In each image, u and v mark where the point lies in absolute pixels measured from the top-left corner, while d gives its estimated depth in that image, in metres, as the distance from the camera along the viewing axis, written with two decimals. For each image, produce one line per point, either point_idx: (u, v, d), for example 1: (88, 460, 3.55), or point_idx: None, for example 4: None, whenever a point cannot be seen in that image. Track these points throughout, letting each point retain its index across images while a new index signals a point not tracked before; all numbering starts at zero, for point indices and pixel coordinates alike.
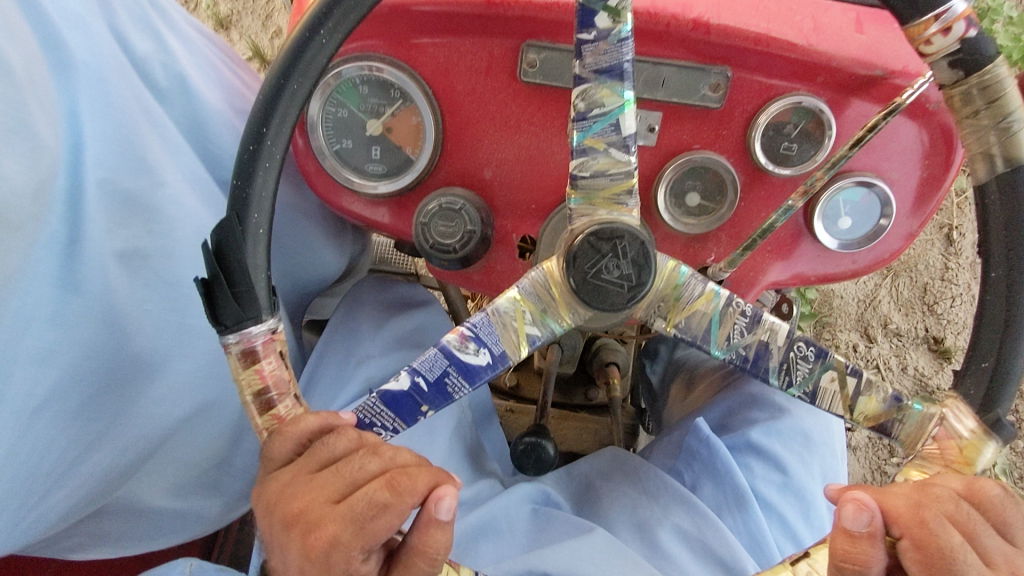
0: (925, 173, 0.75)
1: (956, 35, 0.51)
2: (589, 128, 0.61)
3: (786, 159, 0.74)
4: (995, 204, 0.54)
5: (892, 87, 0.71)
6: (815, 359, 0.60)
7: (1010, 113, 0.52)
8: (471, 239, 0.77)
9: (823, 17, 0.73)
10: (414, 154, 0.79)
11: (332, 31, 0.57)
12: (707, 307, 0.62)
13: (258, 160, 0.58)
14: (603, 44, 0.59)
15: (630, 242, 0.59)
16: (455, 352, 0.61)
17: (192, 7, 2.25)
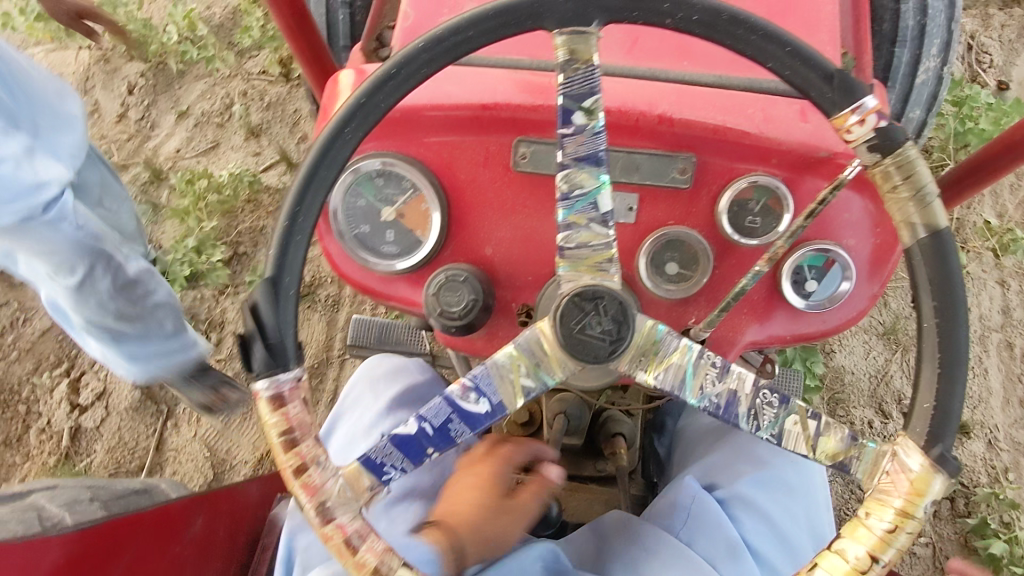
0: (879, 241, 0.85)
1: (870, 126, 0.63)
2: (572, 206, 0.71)
3: (751, 232, 0.83)
4: (920, 264, 0.62)
5: (836, 164, 0.81)
6: (779, 405, 0.66)
7: (925, 185, 0.62)
8: (473, 307, 0.86)
9: (772, 110, 0.84)
10: (423, 236, 0.89)
11: (355, 130, 0.70)
12: (682, 360, 0.69)
13: (292, 234, 0.68)
14: (581, 135, 0.70)
15: (609, 301, 0.69)
16: (457, 401, 0.70)
17: (227, 119, 2.47)
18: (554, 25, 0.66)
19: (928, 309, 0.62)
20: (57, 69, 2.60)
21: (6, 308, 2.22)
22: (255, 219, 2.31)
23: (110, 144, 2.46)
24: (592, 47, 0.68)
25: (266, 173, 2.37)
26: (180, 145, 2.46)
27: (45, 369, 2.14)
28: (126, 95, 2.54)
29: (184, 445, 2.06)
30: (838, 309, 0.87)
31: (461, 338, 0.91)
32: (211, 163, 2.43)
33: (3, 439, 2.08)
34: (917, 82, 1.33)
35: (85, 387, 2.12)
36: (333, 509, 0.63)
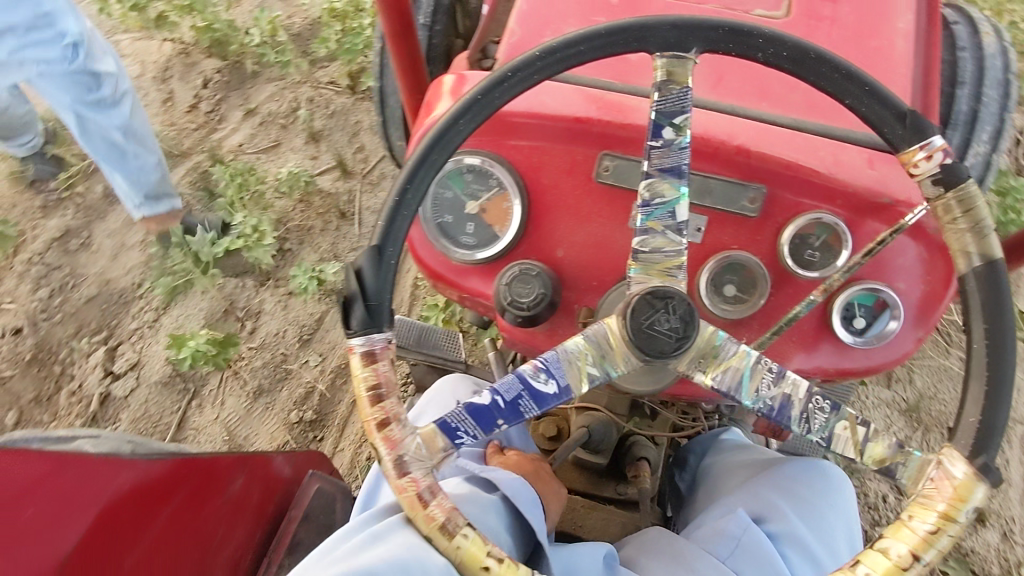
0: (928, 289, 0.90)
1: (936, 161, 0.70)
2: (651, 213, 0.78)
3: (810, 264, 0.89)
4: (973, 291, 0.68)
5: (896, 212, 0.87)
6: (830, 411, 0.72)
7: (983, 220, 0.68)
8: (542, 300, 0.92)
9: (842, 154, 0.90)
10: (501, 231, 0.97)
11: (465, 124, 0.78)
12: (740, 363, 0.75)
13: (399, 209, 0.76)
14: (667, 149, 0.77)
15: (678, 301, 0.74)
16: (529, 378, 0.75)
17: (292, 121, 2.59)
18: (656, 48, 0.75)
19: (979, 332, 0.68)
20: (139, 57, 2.76)
21: (58, 272, 2.32)
22: (304, 218, 2.39)
23: (177, 130, 2.58)
24: (688, 72, 0.76)
25: (320, 176, 2.47)
26: (243, 140, 2.56)
27: (85, 334, 2.22)
28: (200, 88, 2.69)
29: (206, 426, 2.11)
30: (886, 347, 0.92)
31: (524, 330, 0.98)
32: (271, 160, 2.52)
33: (35, 396, 2.14)
34: (966, 163, 1.37)
35: (120, 356, 2.19)
36: (409, 463, 0.70)
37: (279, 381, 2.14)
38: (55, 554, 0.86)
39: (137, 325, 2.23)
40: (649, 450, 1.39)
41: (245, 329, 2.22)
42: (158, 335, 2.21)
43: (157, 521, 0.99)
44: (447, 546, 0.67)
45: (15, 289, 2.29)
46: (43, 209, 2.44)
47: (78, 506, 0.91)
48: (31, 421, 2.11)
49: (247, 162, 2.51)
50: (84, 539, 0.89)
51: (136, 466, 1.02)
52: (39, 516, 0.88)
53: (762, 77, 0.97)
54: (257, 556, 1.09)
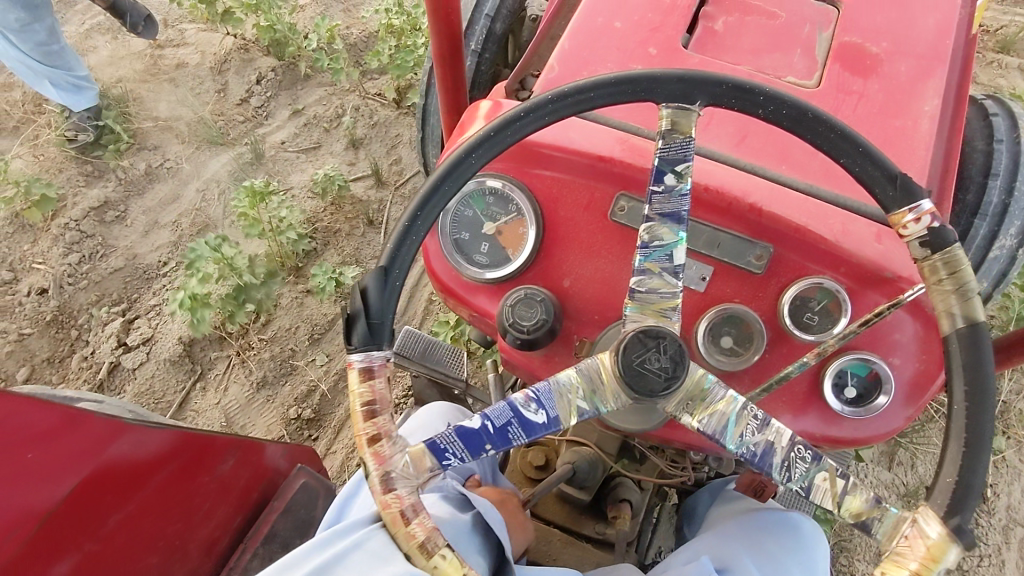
0: (922, 366, 0.91)
1: (924, 224, 0.74)
2: (649, 254, 0.81)
3: (808, 327, 0.91)
4: (956, 351, 0.71)
5: (897, 286, 0.89)
6: (811, 460, 0.74)
7: (969, 282, 0.72)
8: (542, 325, 0.95)
9: (851, 225, 0.92)
10: (513, 255, 0.99)
11: (480, 155, 0.82)
12: (726, 409, 0.78)
13: (412, 228, 0.79)
14: (668, 196, 0.81)
15: (670, 341, 0.76)
16: (519, 407, 0.77)
17: (334, 126, 2.67)
18: (662, 99, 0.80)
19: (959, 392, 0.69)
20: (201, 48, 2.87)
21: (91, 240, 2.39)
22: (333, 221, 2.45)
23: (225, 121, 2.67)
24: (692, 123, 0.80)
25: (354, 182, 2.54)
26: (286, 138, 2.64)
27: (105, 304, 2.29)
28: (253, 84, 2.78)
29: (206, 409, 2.14)
30: (875, 421, 0.92)
31: (521, 354, 1.00)
32: (308, 161, 2.60)
33: (49, 357, 2.21)
34: (989, 256, 1.37)
35: (134, 329, 2.24)
36: (395, 480, 0.71)
37: (283, 375, 2.18)
38: (45, 504, 0.89)
39: (155, 302, 2.30)
40: (631, 494, 1.34)
41: (257, 320, 2.26)
42: (174, 315, 2.26)
43: (143, 490, 1.01)
44: (423, 565, 0.67)
45: (47, 251, 2.37)
46: (86, 179, 2.52)
47: (76, 461, 0.95)
48: (41, 379, 2.18)
49: (287, 159, 2.59)
50: (73, 495, 0.92)
51: (138, 432, 1.04)
52: (39, 463, 0.92)
53: (783, 141, 0.98)
54: (232, 541, 1.10)
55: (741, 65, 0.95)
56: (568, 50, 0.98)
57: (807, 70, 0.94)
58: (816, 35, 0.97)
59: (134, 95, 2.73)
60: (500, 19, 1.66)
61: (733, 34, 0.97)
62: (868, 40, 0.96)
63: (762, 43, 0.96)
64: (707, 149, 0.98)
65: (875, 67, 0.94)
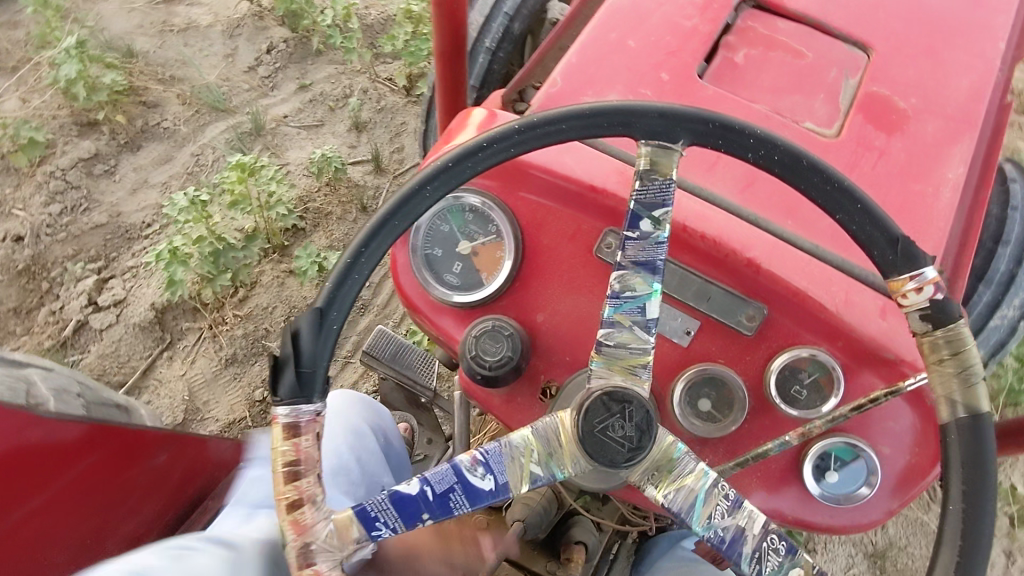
0: (913, 459, 0.82)
1: (926, 295, 0.66)
2: (619, 305, 0.73)
3: (794, 400, 0.83)
4: (955, 443, 0.64)
5: (898, 370, 0.81)
6: (785, 553, 0.68)
7: (974, 366, 0.63)
8: (506, 363, 0.86)
9: (855, 295, 0.84)
10: (487, 279, 0.90)
11: (437, 188, 0.74)
12: (695, 484, 0.70)
13: (355, 265, 0.70)
14: (643, 242, 0.73)
15: (637, 407, 0.69)
16: (465, 472, 0.67)
17: (339, 106, 2.56)
18: (642, 135, 0.73)
19: (956, 491, 0.63)
20: (215, 8, 2.76)
21: (75, 192, 2.29)
22: (325, 203, 2.33)
23: (229, 87, 2.56)
24: (673, 164, 0.73)
25: (352, 167, 2.43)
26: (289, 112, 2.54)
27: (81, 259, 2.19)
28: (263, 53, 2.66)
29: (171, 380, 2.06)
30: (852, 511, 0.84)
31: (481, 389, 0.90)
32: (308, 138, 2.50)
33: (16, 306, 2.14)
34: (989, 325, 1.28)
35: (107, 290, 2.15)
36: (315, 553, 0.63)
37: (254, 355, 2.09)
38: None
39: (133, 264, 2.20)
40: (588, 535, 1.00)
41: (235, 295, 2.16)
42: (150, 279, 2.16)
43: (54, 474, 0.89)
44: None
45: (28, 198, 2.27)
46: (78, 128, 2.41)
47: None
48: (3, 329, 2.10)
49: (287, 135, 2.49)
50: None
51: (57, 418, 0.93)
52: None
53: (792, 194, 0.91)
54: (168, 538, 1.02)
55: (757, 105, 0.85)
56: (574, 65, 0.90)
57: (829, 118, 0.83)
58: (841, 82, 0.86)
59: (140, 49, 2.61)
60: (519, 18, 1.57)
61: (755, 70, 0.87)
62: (897, 93, 0.86)
63: (783, 83, 0.86)
64: (710, 191, 0.90)
65: (900, 125, 0.84)
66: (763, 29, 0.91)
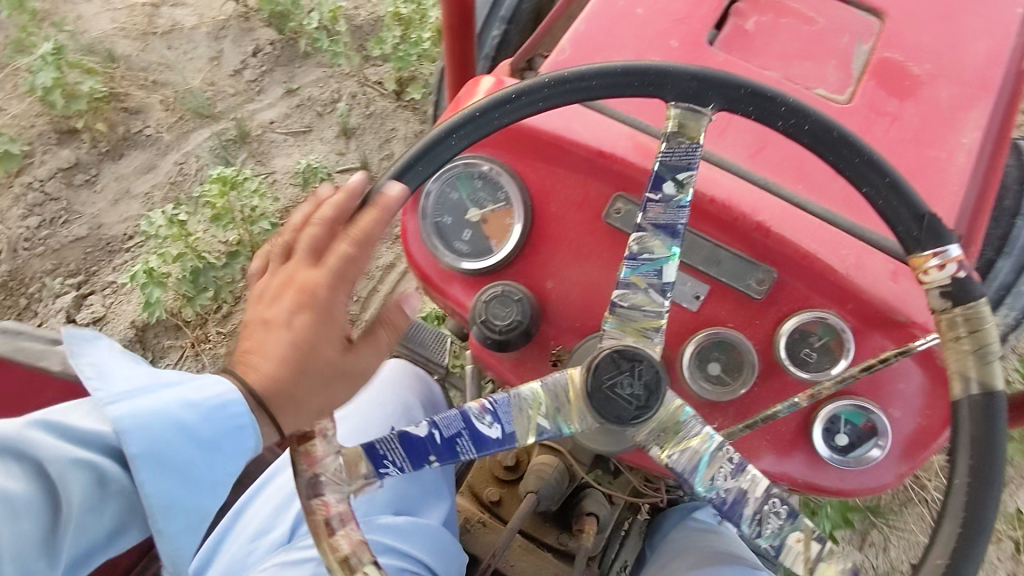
0: (922, 423, 0.84)
1: (948, 272, 0.66)
2: (637, 266, 0.73)
3: (805, 363, 0.83)
4: (965, 421, 0.64)
5: (909, 332, 0.81)
6: (786, 517, 0.66)
7: (988, 345, 0.64)
8: (516, 328, 0.86)
9: (866, 259, 0.84)
10: (497, 246, 0.90)
11: (461, 138, 0.76)
12: (700, 446, 0.70)
13: (384, 195, 0.75)
14: (664, 205, 0.73)
15: (647, 367, 0.69)
16: (472, 419, 0.69)
17: (327, 112, 2.40)
18: (672, 97, 0.72)
19: (963, 467, 0.63)
20: (200, 10, 2.59)
21: (55, 204, 2.23)
22: None
23: (214, 92, 2.42)
24: (700, 127, 0.73)
25: (340, 176, 2.30)
26: (276, 117, 2.39)
27: (61, 274, 2.14)
28: (249, 55, 2.51)
29: None
30: (864, 474, 0.84)
31: (491, 354, 0.90)
32: (295, 146, 2.35)
33: None
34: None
35: (86, 306, 2.10)
36: (324, 485, 0.64)
37: None
38: None
39: (113, 279, 2.14)
40: (601, 507, 1.01)
41: (218, 312, 2.08)
42: (131, 296, 2.11)
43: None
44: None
45: (6, 211, 2.23)
46: (58, 137, 2.33)
47: None
48: None
49: (274, 142, 2.35)
50: None
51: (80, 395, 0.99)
52: None
53: (803, 158, 0.91)
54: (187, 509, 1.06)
55: (768, 71, 0.85)
56: (583, 34, 0.89)
57: (840, 84, 0.84)
58: (854, 47, 0.87)
59: (121, 53, 2.50)
60: None
61: (765, 36, 0.87)
62: (911, 59, 0.87)
63: (795, 49, 0.87)
64: (720, 155, 0.90)
65: (914, 90, 0.85)
66: None
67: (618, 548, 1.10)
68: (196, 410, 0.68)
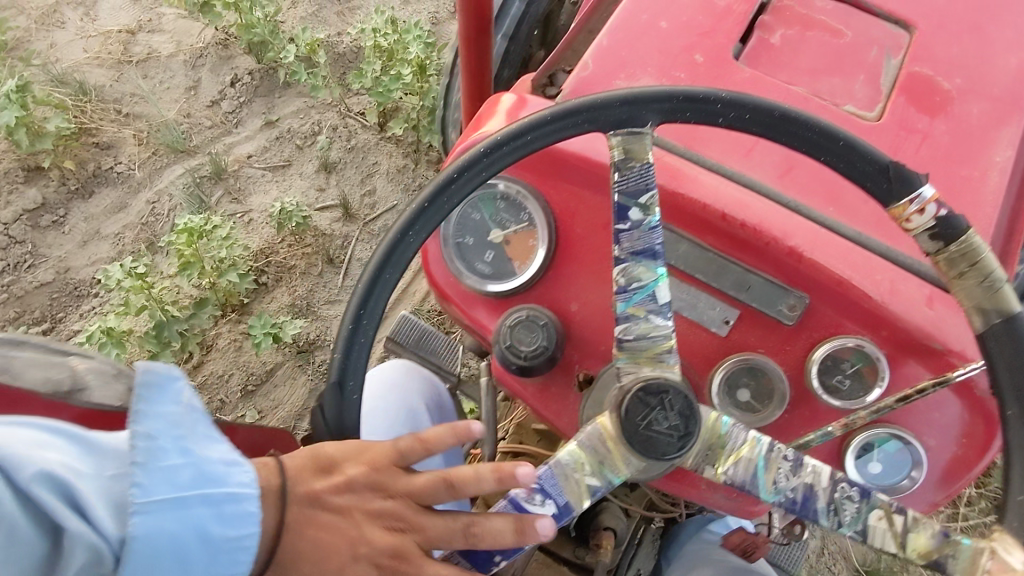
0: (959, 451, 0.81)
1: (930, 214, 0.70)
2: (630, 298, 0.73)
3: (837, 391, 0.81)
4: (998, 353, 0.69)
5: (946, 360, 0.80)
6: (860, 499, 0.68)
7: (991, 273, 0.69)
8: (541, 354, 0.83)
9: (898, 284, 0.83)
10: (520, 268, 0.87)
11: (441, 205, 0.76)
12: (752, 453, 0.69)
13: (378, 281, 0.74)
14: (636, 232, 0.74)
15: (675, 396, 0.68)
16: (523, 504, 0.68)
17: (306, 145, 2.28)
18: (609, 128, 0.76)
19: (1011, 403, 0.69)
20: (177, 37, 2.44)
21: (19, 248, 2.07)
22: (289, 256, 2.09)
23: (189, 124, 2.27)
24: (644, 148, 0.76)
25: (319, 214, 2.17)
26: (254, 151, 2.25)
27: (24, 323, 1.97)
28: (227, 85, 2.37)
29: None
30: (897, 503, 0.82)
31: (514, 379, 0.87)
32: (274, 181, 2.22)
33: None
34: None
35: None
36: None
37: None
38: None
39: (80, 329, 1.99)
40: (618, 521, 0.97)
41: (190, 363, 1.94)
42: None
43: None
44: None
45: None
46: (25, 175, 2.16)
47: None
48: None
49: (251, 177, 2.22)
50: None
51: None
52: None
53: (830, 180, 0.91)
54: None
55: (797, 86, 0.86)
56: (607, 47, 0.89)
57: (869, 99, 0.85)
58: (883, 61, 0.88)
59: (94, 83, 2.33)
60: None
61: (792, 50, 0.89)
62: (941, 74, 0.88)
63: (822, 65, 0.88)
64: (747, 176, 0.89)
65: (943, 106, 0.86)
66: (801, 8, 0.91)
67: (633, 557, 1.03)
68: (211, 510, 0.58)
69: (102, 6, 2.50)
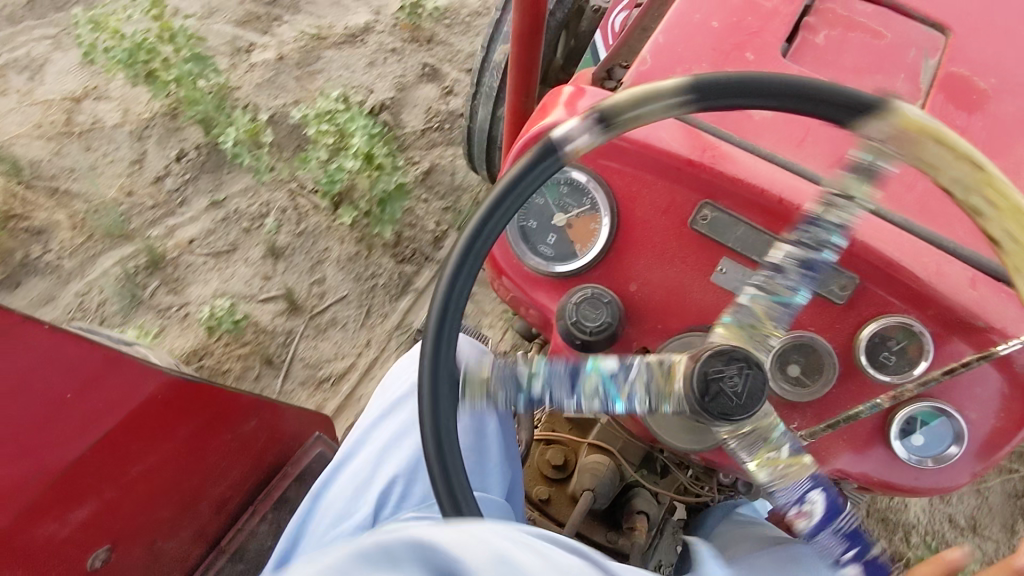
0: (999, 424, 0.84)
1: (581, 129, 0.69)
2: (615, 404, 0.67)
3: (883, 365, 0.85)
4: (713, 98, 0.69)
5: (988, 338, 0.83)
6: (811, 231, 0.70)
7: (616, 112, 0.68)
8: (605, 329, 0.86)
9: (944, 267, 0.86)
10: (580, 251, 0.92)
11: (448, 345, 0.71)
12: (761, 306, 0.71)
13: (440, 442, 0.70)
14: (554, 382, 0.67)
15: (709, 365, 0.62)
16: (813, 523, 0.65)
17: (253, 228, 2.05)
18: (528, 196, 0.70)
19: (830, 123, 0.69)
20: (125, 104, 2.28)
21: None
22: (224, 359, 1.88)
23: (129, 205, 2.08)
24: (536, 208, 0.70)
25: (261, 306, 1.95)
26: (197, 235, 2.04)
27: None
28: (173, 160, 2.17)
29: None
30: (937, 473, 0.86)
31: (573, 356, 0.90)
32: (216, 270, 2.00)
33: None
34: None
35: None
36: None
37: None
38: (64, 460, 0.81)
39: None
40: (649, 505, 1.06)
41: None
42: None
43: (168, 456, 0.97)
44: None
45: None
46: None
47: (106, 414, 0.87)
48: None
49: (190, 266, 2.00)
50: (99, 446, 0.86)
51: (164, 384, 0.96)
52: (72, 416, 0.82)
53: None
54: (243, 502, 1.13)
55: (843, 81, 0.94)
56: (662, 45, 0.94)
57: (912, 94, 0.93)
58: (922, 60, 0.96)
59: (29, 159, 2.17)
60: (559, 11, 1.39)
61: (837, 49, 0.96)
62: (977, 73, 0.96)
63: (865, 61, 0.96)
64: (803, 167, 0.91)
65: (980, 103, 0.94)
66: (841, 11, 0.99)
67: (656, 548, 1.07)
68: None
69: (48, 69, 2.36)
